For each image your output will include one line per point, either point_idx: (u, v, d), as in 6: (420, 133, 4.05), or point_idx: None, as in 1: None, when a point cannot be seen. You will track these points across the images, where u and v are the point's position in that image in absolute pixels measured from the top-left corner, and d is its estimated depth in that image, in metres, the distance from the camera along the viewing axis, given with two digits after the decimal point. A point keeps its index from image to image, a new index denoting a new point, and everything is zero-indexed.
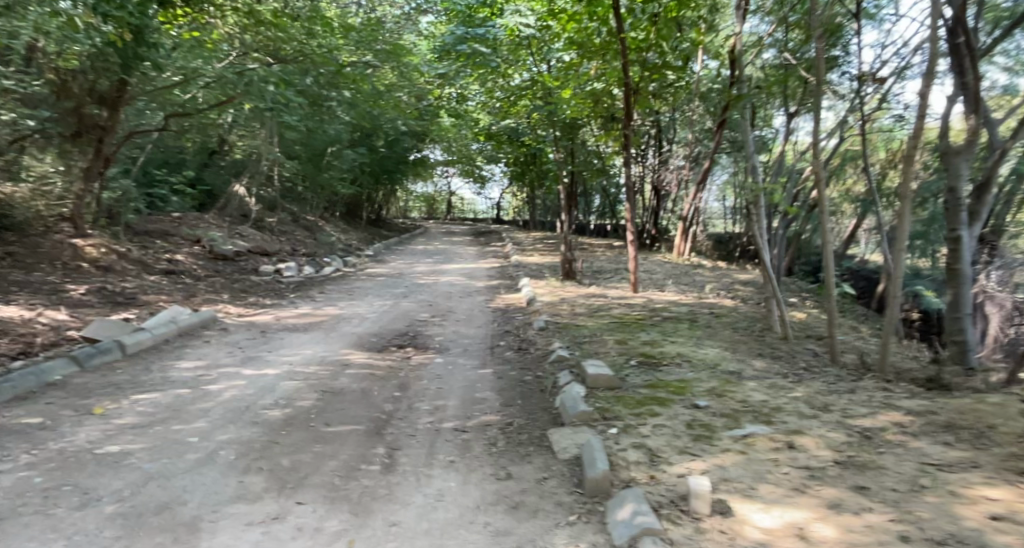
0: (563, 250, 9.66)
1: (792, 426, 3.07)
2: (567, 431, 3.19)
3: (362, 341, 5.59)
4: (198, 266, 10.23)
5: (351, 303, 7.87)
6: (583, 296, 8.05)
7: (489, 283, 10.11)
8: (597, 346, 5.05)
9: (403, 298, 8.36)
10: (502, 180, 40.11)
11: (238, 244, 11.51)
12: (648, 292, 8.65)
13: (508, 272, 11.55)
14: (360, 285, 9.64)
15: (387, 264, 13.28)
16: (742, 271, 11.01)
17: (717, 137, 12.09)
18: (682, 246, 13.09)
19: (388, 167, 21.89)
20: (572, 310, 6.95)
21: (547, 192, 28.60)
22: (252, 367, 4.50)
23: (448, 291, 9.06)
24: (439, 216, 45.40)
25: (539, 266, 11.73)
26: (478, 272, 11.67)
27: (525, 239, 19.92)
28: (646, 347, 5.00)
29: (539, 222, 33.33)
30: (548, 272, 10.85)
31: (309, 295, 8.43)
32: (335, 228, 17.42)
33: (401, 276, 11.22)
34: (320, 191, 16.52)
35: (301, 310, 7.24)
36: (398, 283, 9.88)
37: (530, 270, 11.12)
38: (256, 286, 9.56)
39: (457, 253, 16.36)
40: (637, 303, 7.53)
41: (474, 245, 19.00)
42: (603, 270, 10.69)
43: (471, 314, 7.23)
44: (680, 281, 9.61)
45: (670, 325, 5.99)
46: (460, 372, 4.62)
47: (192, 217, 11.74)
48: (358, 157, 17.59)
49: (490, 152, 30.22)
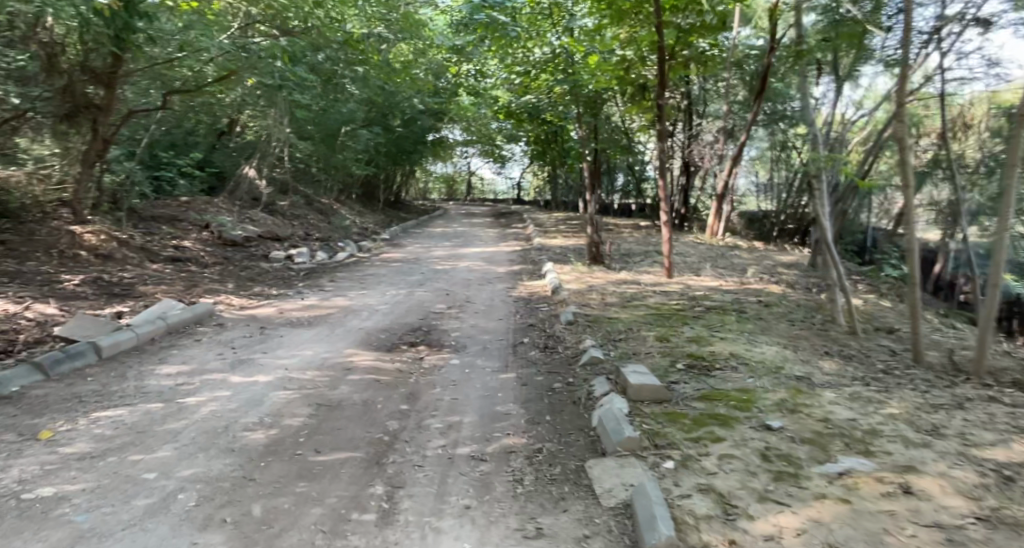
0: (590, 232, 8.99)
1: (899, 458, 2.43)
2: (611, 463, 2.58)
3: (370, 339, 5.02)
4: (205, 254, 9.74)
5: (362, 292, 7.31)
6: (613, 284, 7.39)
7: (511, 268, 9.49)
8: (635, 346, 4.41)
9: (418, 286, 7.78)
10: (523, 160, 39.28)
11: (248, 229, 11.01)
12: (684, 277, 7.96)
13: (529, 256, 10.91)
14: (374, 272, 9.08)
15: (404, 248, 12.72)
16: (783, 252, 10.22)
17: (755, 107, 11.24)
18: (716, 226, 12.29)
19: (404, 147, 21.25)
20: (604, 300, 6.31)
21: (569, 171, 27.80)
22: (242, 372, 3.93)
23: (468, 278, 8.46)
24: (459, 197, 44.75)
25: (563, 250, 11.06)
26: (499, 256, 11.06)
27: (547, 220, 19.23)
28: (693, 346, 4.33)
29: (561, 203, 32.54)
30: (574, 256, 10.19)
31: (319, 284, 7.87)
32: (351, 211, 16.89)
33: (418, 261, 10.65)
34: (334, 172, 15.96)
35: (308, 301, 6.69)
36: (414, 270, 9.30)
37: (554, 254, 10.47)
38: (265, 274, 9.04)
39: (477, 235, 15.75)
40: (673, 291, 6.85)
41: (494, 227, 18.35)
42: (633, 253, 10.00)
43: (492, 304, 6.63)
44: (717, 264, 8.88)
45: (715, 317, 5.30)
46: (478, 378, 4.02)
47: (201, 201, 11.23)
48: (372, 136, 16.99)
49: (509, 131, 29.43)
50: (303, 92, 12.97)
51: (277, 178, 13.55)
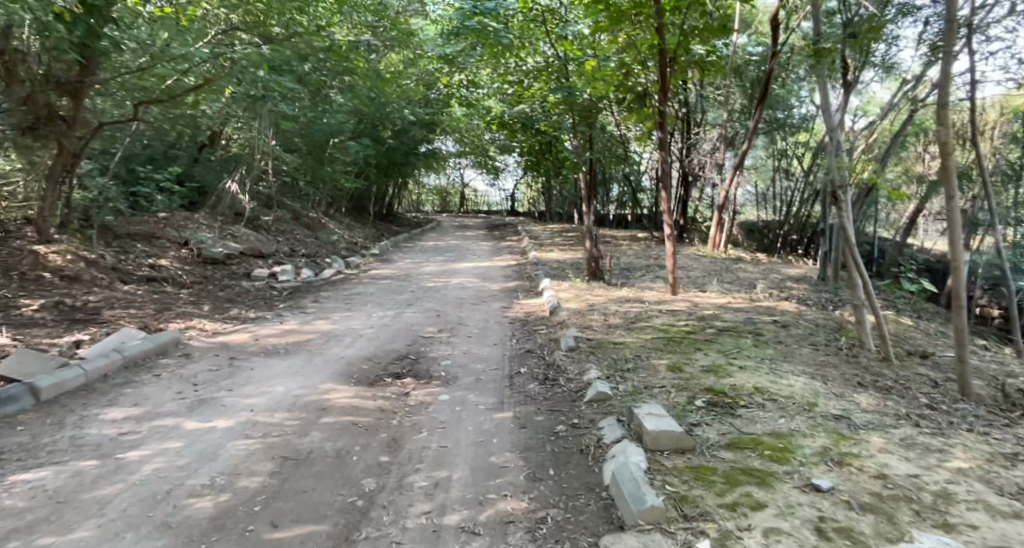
0: (588, 247, 8.56)
1: (990, 537, 1.99)
2: (632, 542, 2.11)
3: (351, 371, 4.53)
4: (183, 274, 9.25)
5: (347, 314, 6.85)
6: (614, 302, 6.95)
7: (506, 285, 9.03)
8: (645, 377, 3.96)
9: (407, 307, 7.31)
10: (516, 171, 38.92)
11: (230, 246, 10.53)
12: (689, 294, 7.52)
13: (524, 271, 10.47)
14: (361, 291, 8.61)
15: (394, 264, 12.27)
16: (789, 265, 9.80)
17: (756, 115, 10.86)
18: (716, 238, 11.87)
19: (395, 159, 20.81)
20: (606, 321, 5.85)
21: (563, 181, 27.42)
22: (201, 415, 3.45)
23: (460, 297, 8.01)
24: (452, 209, 44.31)
25: (560, 264, 10.62)
26: (493, 271, 10.61)
27: (542, 232, 18.81)
28: (710, 377, 3.88)
29: (555, 214, 32.15)
30: (571, 271, 9.75)
31: (302, 305, 7.39)
32: (339, 225, 16.41)
33: (408, 278, 10.20)
34: (322, 185, 15.50)
35: (288, 325, 6.21)
36: (405, 288, 8.84)
37: (549, 269, 10.03)
38: (245, 294, 8.55)
39: (470, 249, 15.34)
40: (678, 309, 6.41)
41: (488, 240, 17.91)
42: (633, 268, 9.58)
43: (485, 326, 6.18)
44: (722, 279, 8.46)
45: (729, 341, 4.85)
46: (470, 419, 3.54)
47: (180, 216, 10.75)
48: (361, 148, 16.56)
49: (503, 142, 29.06)
50: (286, 101, 12.57)
51: (262, 192, 13.09)
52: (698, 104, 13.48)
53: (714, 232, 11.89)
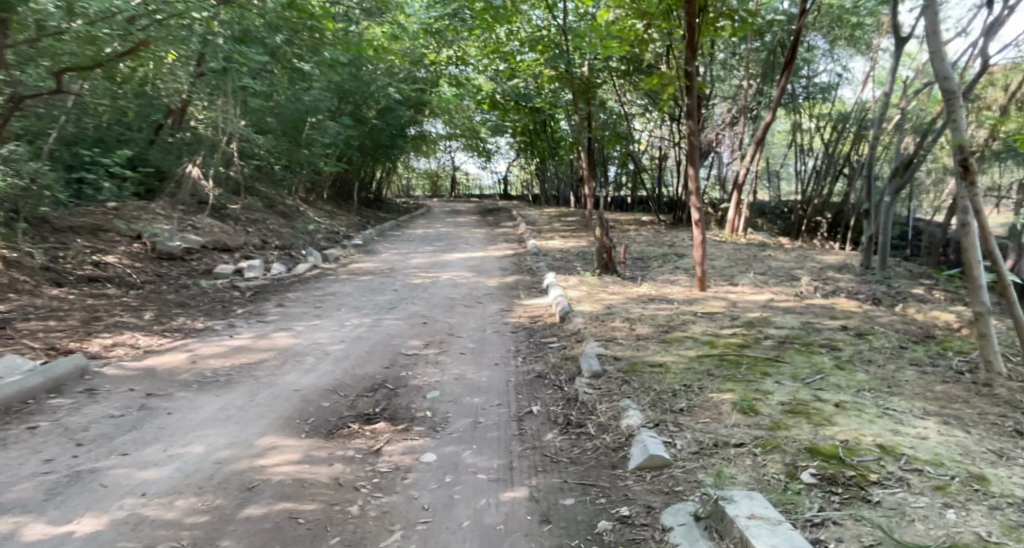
0: (599, 236, 7.45)
1: None
2: None
3: (303, 415, 3.39)
4: (132, 272, 8.08)
5: (314, 322, 5.70)
6: (635, 303, 5.84)
7: (504, 280, 7.90)
8: (710, 426, 2.81)
9: (388, 311, 6.18)
10: (508, 153, 37.54)
11: (190, 239, 9.34)
12: (720, 291, 6.41)
13: (523, 263, 9.34)
14: (336, 290, 7.46)
15: (379, 255, 11.13)
16: (822, 251, 8.71)
17: (780, 83, 9.70)
18: (734, 222, 10.69)
19: (380, 141, 19.54)
20: (633, 330, 4.73)
21: (558, 162, 26.21)
22: (59, 505, 2.32)
23: (451, 296, 6.88)
24: (443, 194, 42.99)
25: (562, 255, 9.51)
26: (489, 263, 9.49)
27: (539, 217, 17.67)
28: (802, 424, 2.75)
29: (550, 197, 30.93)
30: (577, 262, 8.63)
31: (262, 312, 6.22)
32: (319, 213, 15.20)
33: (393, 272, 9.05)
34: (299, 169, 14.27)
35: (239, 340, 5.06)
36: (388, 285, 7.72)
37: (551, 261, 8.91)
38: (200, 297, 7.38)
39: (463, 236, 14.19)
40: (715, 311, 5.29)
41: (481, 227, 16.77)
42: (647, 258, 8.47)
43: (482, 338, 5.05)
44: (753, 271, 7.35)
45: (798, 359, 3.74)
46: (466, 505, 2.41)
47: (133, 207, 9.53)
48: (341, 127, 15.33)
49: (494, 122, 27.78)
50: (252, 76, 11.34)
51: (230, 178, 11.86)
52: (717, 73, 12.24)
53: (732, 214, 10.70)
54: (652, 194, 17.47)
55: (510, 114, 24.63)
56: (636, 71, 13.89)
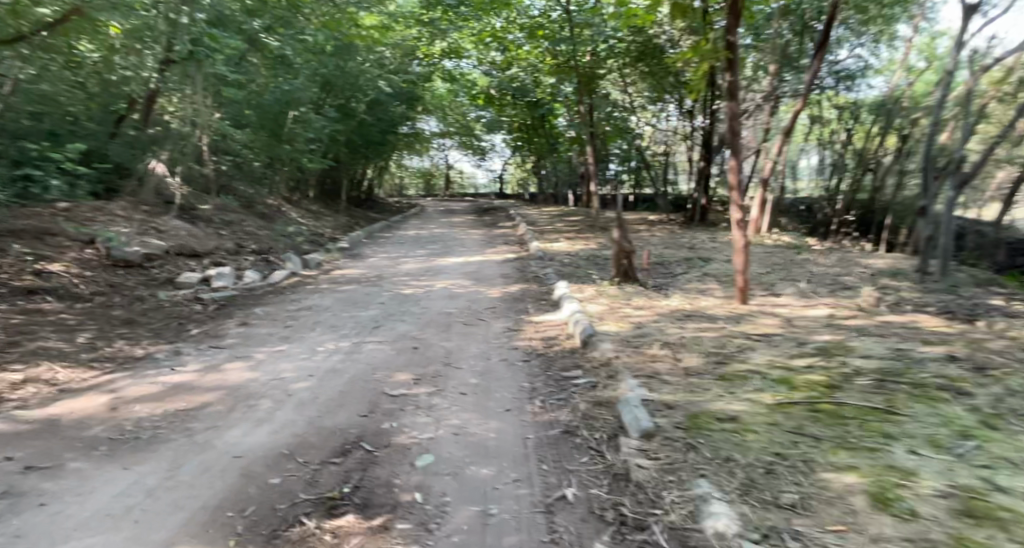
0: (617, 239, 6.46)
1: None
2: None
3: (239, 503, 2.41)
4: (80, 283, 7.04)
5: (279, 348, 4.67)
6: (669, 321, 4.84)
7: (507, 291, 6.89)
8: (851, 542, 1.83)
9: (372, 332, 5.17)
10: (504, 151, 36.41)
11: (151, 244, 8.31)
12: (764, 304, 5.44)
13: (526, 269, 8.34)
14: (313, 304, 6.44)
15: (367, 260, 10.12)
16: (863, 254, 7.74)
17: (812, 67, 8.75)
18: (758, 221, 9.69)
19: (370, 137, 18.52)
20: (680, 361, 3.72)
21: (557, 159, 25.23)
22: None
23: (447, 312, 5.86)
24: (438, 192, 41.95)
25: (570, 260, 8.53)
26: (489, 269, 8.50)
27: (538, 217, 16.71)
28: (1003, 545, 1.77)
29: (548, 196, 29.89)
30: (589, 268, 7.64)
31: (221, 333, 5.21)
32: (304, 213, 14.17)
33: (381, 280, 8.04)
34: (281, 167, 13.24)
35: (180, 376, 4.03)
36: (374, 297, 6.70)
37: (558, 268, 7.90)
38: (154, 312, 6.36)
39: (459, 238, 13.17)
40: (771, 333, 4.30)
41: (478, 228, 15.76)
42: (668, 263, 7.49)
43: (487, 372, 4.04)
44: (794, 279, 6.38)
45: (920, 410, 2.75)
46: None
47: (87, 208, 8.52)
48: (326, 120, 14.32)
49: (490, 119, 26.73)
50: (226, 62, 10.33)
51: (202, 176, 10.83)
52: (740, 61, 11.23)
53: (755, 212, 9.70)
54: (658, 192, 16.50)
55: (506, 109, 23.67)
56: (645, 59, 12.93)
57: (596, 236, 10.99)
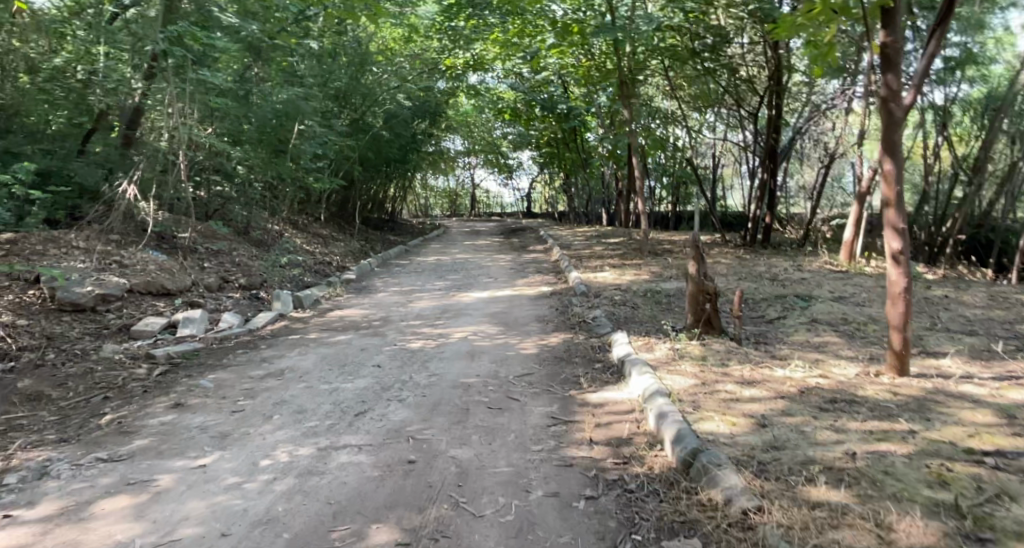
0: (695, 274, 4.82)
1: None
2: None
3: None
4: (7, 335, 5.54)
5: (205, 459, 3.02)
6: (809, 415, 3.10)
7: (547, 347, 5.21)
8: None
9: (353, 424, 3.51)
10: (530, 169, 34.84)
11: (111, 281, 6.80)
12: (935, 378, 3.66)
13: (567, 310, 6.65)
14: (289, 368, 4.81)
15: (377, 296, 8.54)
16: (1011, 289, 5.93)
17: None
18: (852, 245, 7.91)
19: (388, 153, 17.12)
20: (893, 536, 1.98)
21: (588, 176, 23.67)
22: None
23: (465, 384, 4.20)
24: (463, 212, 40.59)
25: (622, 297, 6.82)
26: (522, 311, 6.84)
27: (572, 239, 15.05)
28: None
29: (578, 216, 28.24)
30: (651, 311, 5.93)
31: (143, 423, 3.60)
32: (312, 240, 12.72)
33: (387, 327, 6.42)
34: (285, 188, 11.84)
35: (14, 533, 2.39)
36: (371, 357, 5.06)
37: (609, 310, 6.20)
38: (84, 377, 4.80)
39: (486, 266, 11.57)
40: (1010, 451, 2.54)
41: (506, 252, 14.14)
42: (756, 304, 5.75)
43: (528, 529, 2.35)
44: (947, 332, 4.60)
45: None
46: None
47: (40, 238, 7.11)
48: (335, 135, 12.97)
49: (517, 134, 25.27)
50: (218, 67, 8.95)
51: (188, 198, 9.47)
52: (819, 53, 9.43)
53: (848, 234, 7.97)
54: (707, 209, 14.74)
55: (534, 121, 22.29)
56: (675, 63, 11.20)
57: (646, 264, 9.29)
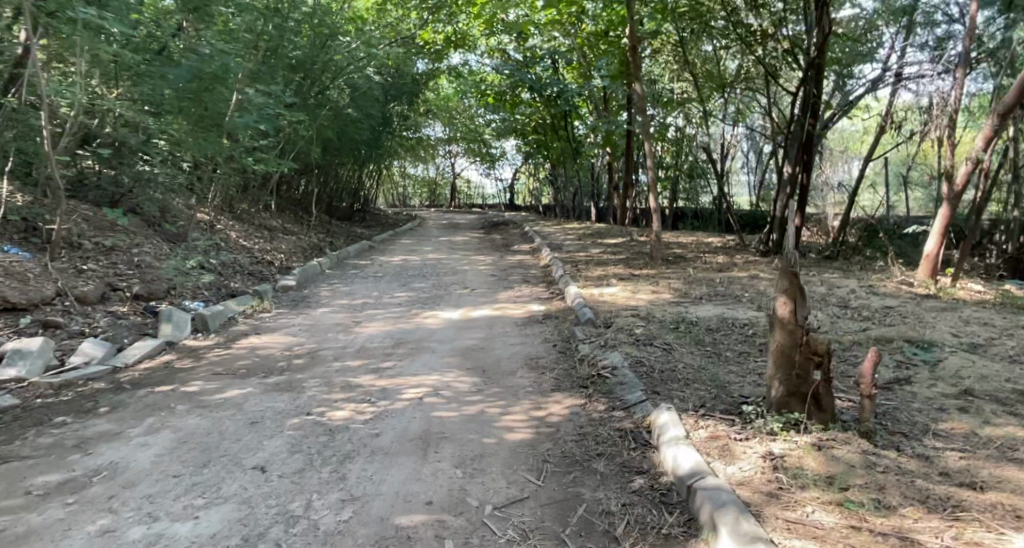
0: (799, 316, 3.01)
1: None
2: None
3: None
4: None
5: None
6: None
7: (544, 428, 3.30)
8: None
9: None
10: (515, 159, 32.77)
11: None
12: None
13: (569, 352, 4.76)
14: (109, 469, 2.86)
15: (313, 314, 6.57)
16: None
17: None
18: (935, 260, 6.07)
19: (353, 134, 15.06)
20: None
21: (577, 168, 21.82)
22: None
23: (401, 535, 2.27)
24: (442, 203, 38.53)
25: (643, 332, 4.92)
26: (502, 350, 4.92)
27: (563, 238, 13.16)
28: None
29: (565, 209, 26.28)
30: (694, 364, 4.05)
31: None
32: (253, 235, 10.66)
33: (307, 372, 4.46)
34: (217, 170, 9.76)
35: None
36: (257, 445, 3.10)
37: (630, 356, 4.30)
38: None
39: (460, 270, 9.61)
40: None
41: (485, 251, 12.17)
42: (853, 358, 3.88)
43: None
44: None
45: None
46: None
47: None
48: (285, 110, 10.96)
49: (502, 120, 23.30)
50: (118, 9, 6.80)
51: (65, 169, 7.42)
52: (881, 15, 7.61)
53: (930, 245, 6.12)
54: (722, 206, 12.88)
55: (519, 107, 20.41)
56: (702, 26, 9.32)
57: (661, 277, 7.43)
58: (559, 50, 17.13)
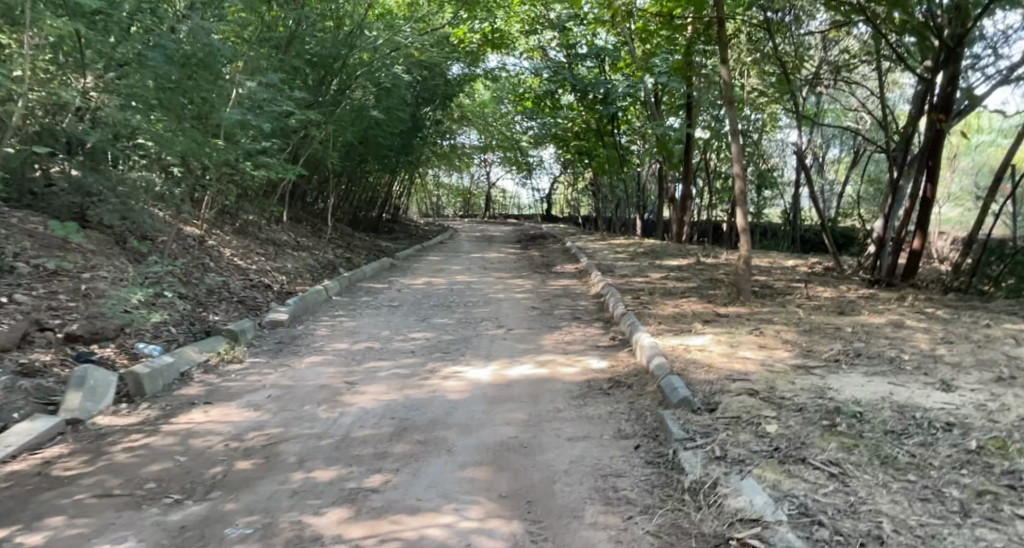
0: None
1: None
2: None
3: None
4: None
5: None
6: None
7: None
8: None
9: None
10: (553, 169, 31.10)
11: None
12: None
13: (663, 466, 2.99)
14: None
15: (296, 368, 4.92)
16: None
17: None
18: None
19: (379, 138, 13.55)
20: None
21: (623, 178, 20.04)
22: None
23: None
24: (476, 213, 37.11)
25: (779, 431, 3.13)
26: (556, 456, 3.17)
27: (612, 257, 11.39)
28: None
29: (606, 222, 24.46)
30: (918, 531, 2.23)
31: None
32: (254, 253, 9.10)
33: (247, 497, 2.77)
34: (212, 177, 8.23)
35: None
36: None
37: (782, 495, 2.52)
38: None
39: (493, 299, 7.92)
40: None
41: (523, 272, 10.48)
42: None
43: None
44: None
45: None
46: None
47: None
48: (294, 109, 9.47)
49: (542, 126, 21.68)
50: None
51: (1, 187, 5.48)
52: None
53: None
54: (821, 224, 10.66)
55: (561, 111, 18.78)
56: None
57: (758, 320, 5.58)
58: (608, 47, 15.46)
